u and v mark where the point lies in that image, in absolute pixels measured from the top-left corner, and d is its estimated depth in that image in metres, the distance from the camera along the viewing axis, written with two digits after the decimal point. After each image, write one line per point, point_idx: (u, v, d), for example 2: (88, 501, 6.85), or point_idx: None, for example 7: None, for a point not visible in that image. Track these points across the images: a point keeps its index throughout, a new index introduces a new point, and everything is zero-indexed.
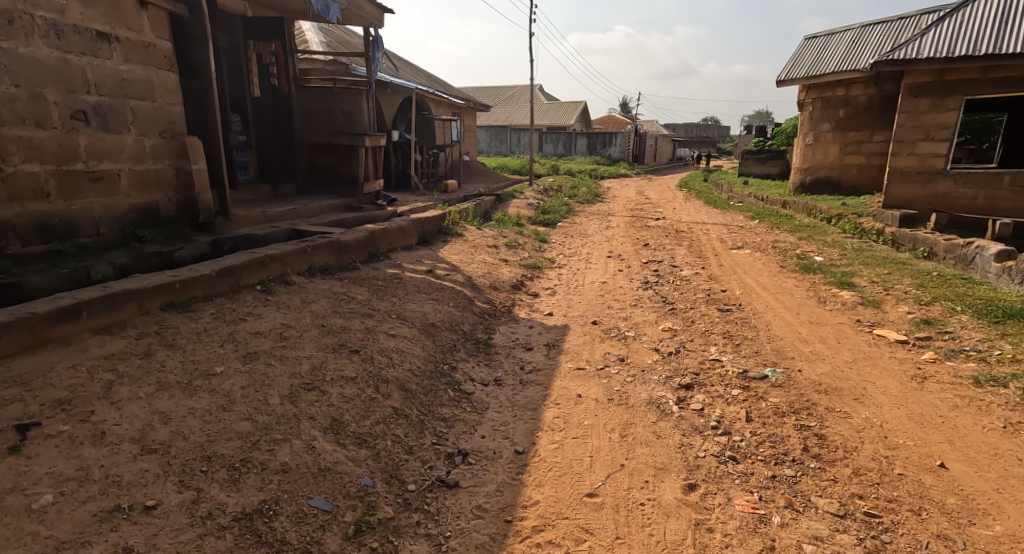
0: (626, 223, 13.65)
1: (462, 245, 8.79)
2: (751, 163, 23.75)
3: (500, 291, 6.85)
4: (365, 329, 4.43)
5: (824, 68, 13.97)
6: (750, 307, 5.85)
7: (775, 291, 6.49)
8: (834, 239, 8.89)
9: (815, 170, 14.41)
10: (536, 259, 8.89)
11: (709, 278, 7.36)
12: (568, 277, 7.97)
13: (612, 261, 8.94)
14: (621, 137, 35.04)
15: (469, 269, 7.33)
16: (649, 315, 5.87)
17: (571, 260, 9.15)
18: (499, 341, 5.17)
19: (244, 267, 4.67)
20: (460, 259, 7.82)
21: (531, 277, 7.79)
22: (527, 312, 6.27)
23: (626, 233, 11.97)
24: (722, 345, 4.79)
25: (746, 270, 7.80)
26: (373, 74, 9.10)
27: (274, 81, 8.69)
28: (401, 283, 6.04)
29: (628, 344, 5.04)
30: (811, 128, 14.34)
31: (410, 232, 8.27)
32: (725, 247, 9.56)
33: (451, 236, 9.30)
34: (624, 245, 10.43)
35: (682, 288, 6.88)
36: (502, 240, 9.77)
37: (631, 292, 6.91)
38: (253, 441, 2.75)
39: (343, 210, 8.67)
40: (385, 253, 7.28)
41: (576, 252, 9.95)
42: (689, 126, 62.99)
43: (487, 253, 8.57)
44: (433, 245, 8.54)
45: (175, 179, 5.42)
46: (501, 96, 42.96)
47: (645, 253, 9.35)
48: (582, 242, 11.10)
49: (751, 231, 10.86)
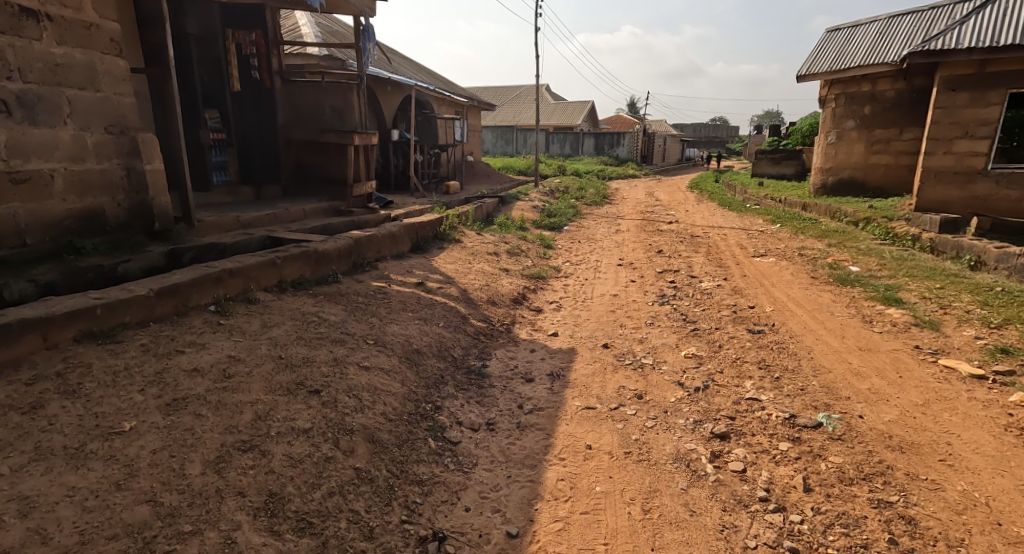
0: (637, 226, 12.91)
1: (460, 253, 8.10)
2: (765, 164, 22.91)
3: (500, 306, 6.14)
4: (332, 361, 3.71)
5: (849, 61, 13.18)
6: (783, 328, 5.12)
7: (810, 308, 5.75)
8: (868, 248, 8.13)
9: (839, 170, 13.70)
10: (540, 267, 8.17)
11: (732, 291, 6.63)
12: (576, 288, 7.27)
13: (624, 270, 8.22)
14: (629, 137, 34.27)
15: (465, 280, 6.64)
16: (668, 337, 5.15)
17: (579, 269, 8.43)
18: (494, 370, 4.46)
19: (193, 284, 3.97)
20: (457, 269, 7.14)
21: (534, 289, 7.08)
22: (529, 332, 5.56)
23: (637, 238, 11.21)
24: (756, 378, 4.06)
25: (773, 282, 7.05)
26: (364, 66, 8.45)
27: (255, 74, 8.03)
28: (385, 299, 5.33)
29: (645, 376, 4.31)
30: (835, 125, 13.63)
31: (403, 238, 7.58)
32: (746, 256, 8.80)
33: (448, 242, 8.61)
34: (636, 252, 9.69)
35: (702, 304, 6.15)
36: (504, 247, 9.06)
37: (645, 308, 6.19)
38: (145, 540, 2.09)
39: (331, 215, 8.04)
40: (372, 262, 6.58)
41: (584, 259, 9.25)
42: (698, 127, 62.03)
43: (487, 262, 7.87)
44: (428, 253, 7.86)
45: (124, 181, 4.71)
46: (507, 96, 42.24)
47: (658, 261, 8.62)
48: (590, 248, 10.38)
49: (773, 237, 10.11)
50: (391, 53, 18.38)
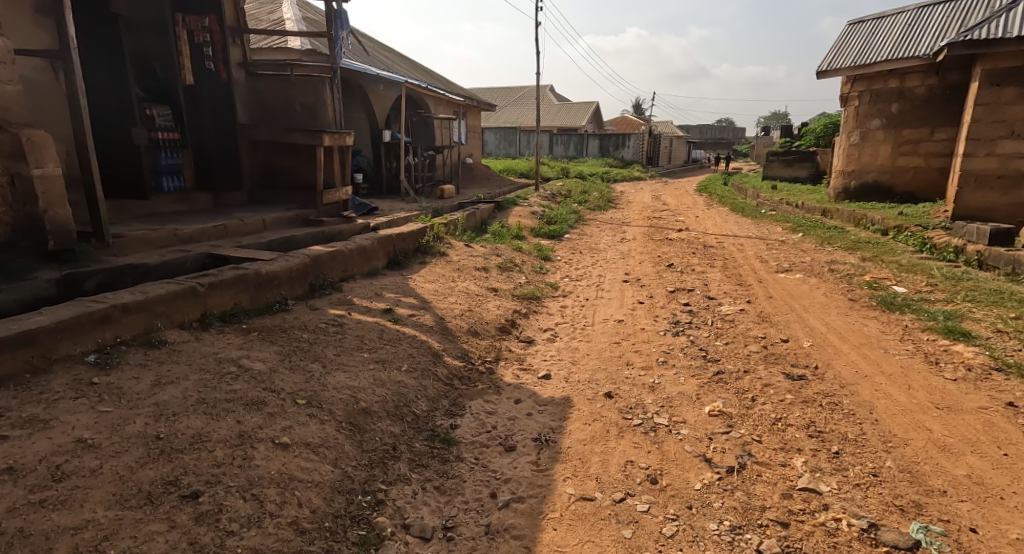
0: (645, 234, 11.92)
1: (443, 269, 7.14)
2: (777, 166, 21.89)
3: (482, 338, 5.17)
4: (235, 436, 2.73)
5: (876, 56, 12.26)
6: (830, 372, 4.13)
7: (856, 342, 4.75)
8: (910, 263, 7.15)
9: (863, 173, 12.84)
10: (535, 286, 7.18)
11: (758, 318, 5.62)
12: (575, 313, 6.28)
13: (630, 289, 7.22)
14: (635, 139, 33.27)
15: (442, 304, 5.66)
16: (684, 384, 4.16)
17: (579, 287, 7.44)
18: (465, 435, 3.51)
19: (62, 329, 3.04)
20: (436, 289, 6.18)
21: (526, 313, 6.10)
22: (514, 374, 4.58)
23: (645, 249, 10.21)
24: (806, 451, 3.08)
25: (805, 305, 6.06)
26: (339, 59, 7.55)
27: (209, 65, 7.04)
28: (339, 333, 4.37)
29: (660, 445, 3.34)
30: (859, 125, 12.77)
31: (376, 253, 6.64)
32: (769, 272, 7.79)
33: (432, 256, 7.65)
34: (644, 265, 8.72)
35: (725, 336, 5.15)
36: (495, 260, 8.08)
37: (655, 341, 5.20)
38: None
39: (299, 226, 7.14)
40: (334, 284, 5.63)
41: (585, 274, 8.26)
42: (705, 129, 60.92)
43: (474, 280, 6.90)
44: (407, 269, 6.92)
45: (5, 191, 3.75)
46: (510, 97, 41.32)
47: (670, 278, 7.63)
48: (593, 260, 9.41)
49: (796, 249, 9.14)
50: (385, 51, 17.53)
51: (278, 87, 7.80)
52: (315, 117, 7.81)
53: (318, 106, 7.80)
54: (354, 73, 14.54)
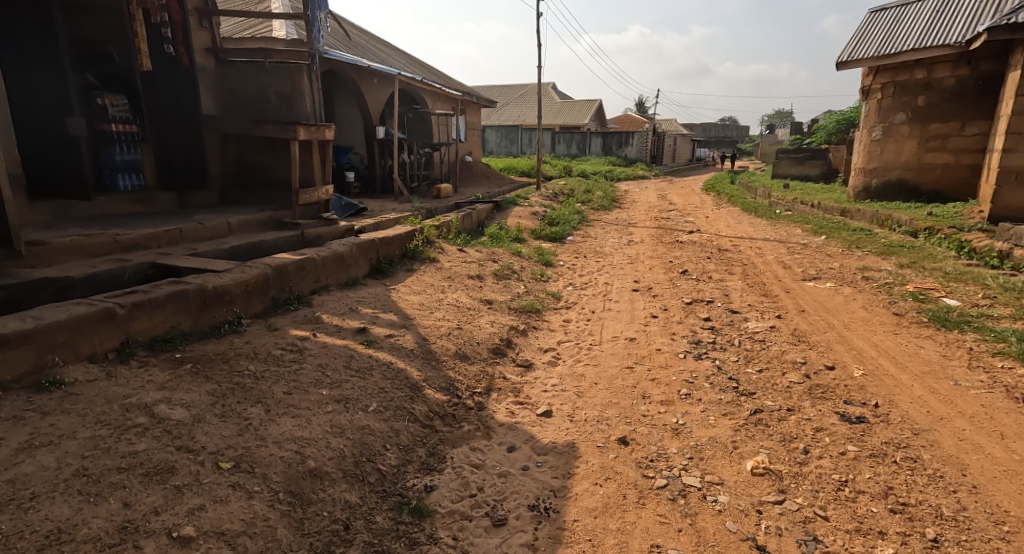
0: (653, 237, 11.14)
1: (431, 278, 6.38)
2: (788, 164, 21.09)
3: (472, 363, 4.41)
4: (113, 530, 2.06)
5: (901, 46, 11.57)
6: (896, 413, 3.39)
7: (918, 370, 3.99)
8: (956, 272, 6.39)
9: (886, 171, 12.42)
10: (535, 297, 6.43)
11: (793, 338, 4.86)
12: (581, 331, 5.53)
13: (642, 302, 6.46)
14: (638, 137, 32.56)
15: (426, 321, 4.90)
16: (716, 427, 3.40)
17: (585, 299, 6.68)
18: (443, 502, 2.77)
19: None
20: (422, 302, 5.42)
21: (525, 330, 5.35)
22: (508, 411, 3.81)
23: (655, 253, 9.44)
24: (893, 538, 2.38)
25: (843, 321, 5.30)
26: (316, 43, 6.76)
27: (168, 49, 6.26)
28: (297, 361, 3.61)
29: (692, 516, 2.62)
30: (881, 119, 12.30)
31: (355, 260, 5.87)
32: (795, 281, 7.02)
33: (420, 262, 6.89)
34: (655, 271, 7.97)
35: (757, 361, 4.39)
36: (491, 267, 7.32)
37: (675, 367, 4.44)
38: None
39: (271, 229, 6.41)
40: (302, 297, 4.87)
41: (591, 282, 7.50)
42: (709, 128, 60.02)
43: (466, 291, 6.14)
44: (391, 278, 6.15)
45: None
46: (512, 95, 40.53)
47: (686, 288, 6.86)
48: (598, 265, 8.67)
49: (821, 254, 8.39)
50: (383, 44, 16.89)
51: (250, 75, 7.03)
52: (292, 108, 7.05)
53: (295, 96, 7.01)
54: (347, 65, 13.84)
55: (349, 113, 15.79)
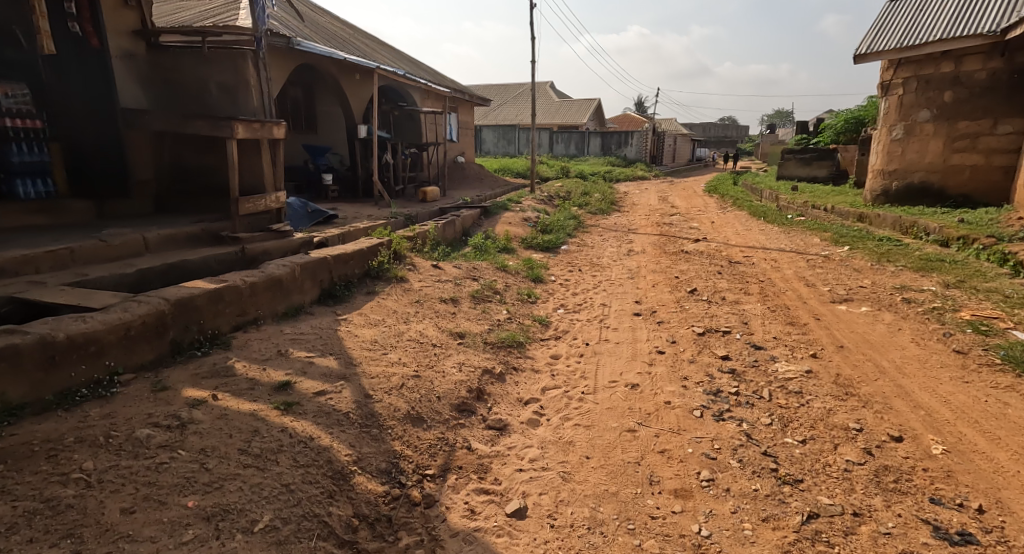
0: (655, 246, 10.15)
1: (396, 305, 5.39)
2: (794, 164, 20.12)
3: (428, 429, 3.41)
4: None
5: (927, 36, 10.70)
6: (1014, 527, 2.48)
7: (1016, 446, 3.04)
8: (1017, 297, 5.46)
9: (907, 173, 11.54)
10: (519, 327, 5.44)
11: (837, 387, 3.87)
12: (571, 374, 4.53)
13: (644, 333, 5.48)
14: (638, 137, 31.59)
15: (374, 366, 3.89)
16: (756, 546, 2.49)
17: (579, 328, 5.71)
18: None
19: None
20: (377, 338, 4.42)
21: (503, 375, 4.35)
22: (469, 507, 2.84)
23: (658, 266, 8.47)
24: None
25: (895, 360, 4.35)
26: (259, 26, 5.80)
27: (74, 27, 5.17)
28: (182, 439, 2.64)
29: None
30: (903, 118, 11.44)
31: (298, 284, 4.85)
32: (822, 305, 6.05)
33: (385, 283, 5.90)
34: (659, 289, 7.02)
35: (797, 426, 3.38)
36: (470, 286, 6.35)
37: (691, 432, 3.44)
38: None
39: (205, 245, 5.42)
40: (222, 338, 3.88)
41: (585, 305, 6.52)
42: (708, 128, 59.09)
43: (436, 320, 5.15)
44: (345, 305, 5.15)
45: None
46: (508, 94, 39.52)
47: (696, 314, 5.88)
48: (595, 281, 7.72)
49: (848, 270, 7.44)
50: (367, 39, 15.96)
51: (186, 62, 6.03)
52: (235, 101, 6.06)
53: (239, 88, 6.01)
54: (326, 60, 12.87)
55: (330, 111, 14.85)
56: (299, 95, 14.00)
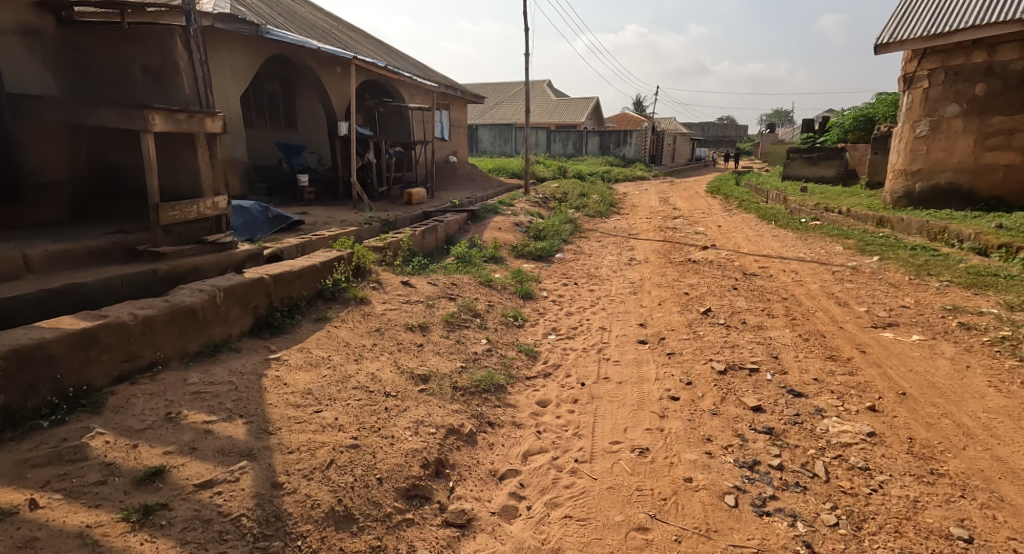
0: (659, 254, 9.20)
1: (349, 337, 4.41)
2: (800, 164, 19.17)
3: (358, 534, 2.44)
4: None
5: (958, 22, 9.79)
6: None
7: None
8: None
9: (933, 173, 10.58)
10: (500, 364, 4.48)
11: (917, 461, 2.89)
12: (562, 432, 3.59)
13: (652, 369, 4.53)
14: (637, 136, 30.55)
15: (297, 433, 2.90)
16: None
17: (573, 362, 4.76)
18: None
19: None
20: (311, 386, 3.44)
21: (474, 436, 3.39)
22: None
23: (663, 278, 7.52)
24: None
25: (979, 413, 3.39)
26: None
27: None
28: None
29: None
30: (928, 113, 10.51)
31: (219, 314, 3.84)
32: (862, 331, 5.10)
33: (340, 306, 4.93)
34: (667, 309, 6.07)
35: (876, 531, 2.50)
36: (444, 308, 5.39)
37: (729, 537, 2.54)
38: None
39: (114, 263, 4.44)
40: (91, 395, 2.90)
41: (581, 331, 5.56)
42: (708, 129, 58.18)
43: (396, 358, 4.19)
44: (283, 338, 4.18)
45: None
46: (505, 92, 38.56)
47: (713, 344, 4.93)
48: (592, 298, 6.77)
49: (882, 286, 6.49)
50: (351, 32, 15.03)
51: (107, 43, 5.06)
52: (164, 90, 5.07)
53: (166, 72, 5.00)
54: (301, 51, 11.89)
55: (312, 108, 13.90)
56: (277, 90, 13.05)
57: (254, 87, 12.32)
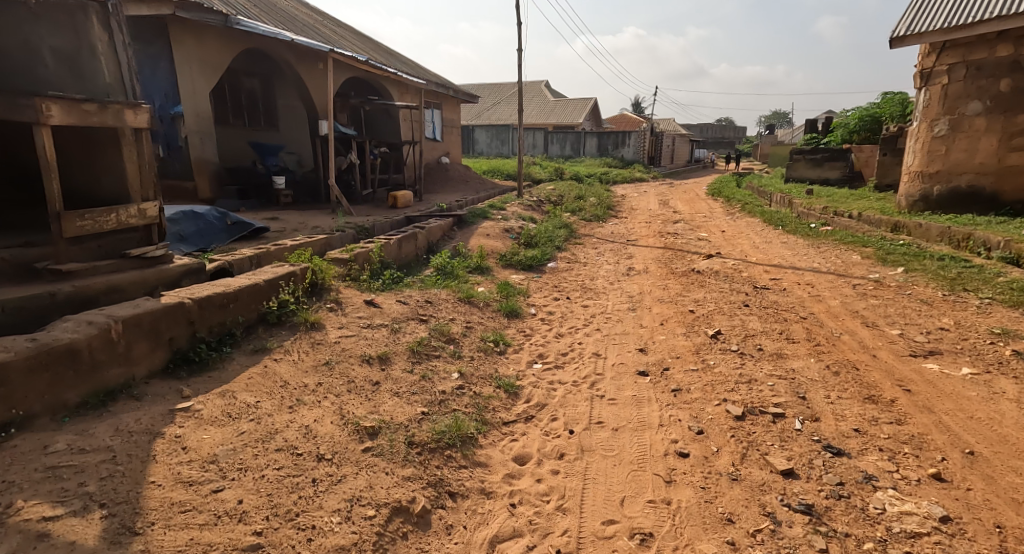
0: (660, 263, 8.46)
1: (289, 375, 3.65)
2: (804, 166, 18.41)
3: None
4: None
5: (983, 13, 9.04)
6: None
7: None
8: None
9: (952, 176, 9.84)
10: (472, 408, 3.72)
11: None
12: (543, 506, 2.85)
13: (654, 413, 3.77)
14: (636, 137, 29.63)
15: (175, 531, 2.16)
16: None
17: (561, 401, 4.01)
18: None
19: None
20: (217, 449, 2.65)
21: (427, 517, 2.65)
22: None
23: (666, 292, 6.78)
24: None
25: None
26: None
27: None
28: None
29: None
30: (948, 110, 9.78)
31: (116, 353, 3.07)
32: (900, 362, 4.35)
33: (286, 333, 4.17)
34: (671, 332, 5.31)
35: None
36: (412, 334, 4.63)
37: None
38: None
39: (4, 283, 3.73)
40: None
41: (573, 358, 4.80)
42: (706, 130, 57.55)
43: (342, 403, 3.42)
44: (204, 378, 3.40)
45: None
46: (501, 92, 37.79)
47: (726, 378, 4.18)
48: (586, 316, 6.01)
49: (912, 303, 5.75)
50: (336, 27, 14.32)
51: None
52: (83, 76, 4.21)
53: (80, 54, 4.18)
54: (279, 44, 11.13)
55: (294, 107, 13.17)
56: (256, 87, 12.30)
57: (230, 83, 11.59)
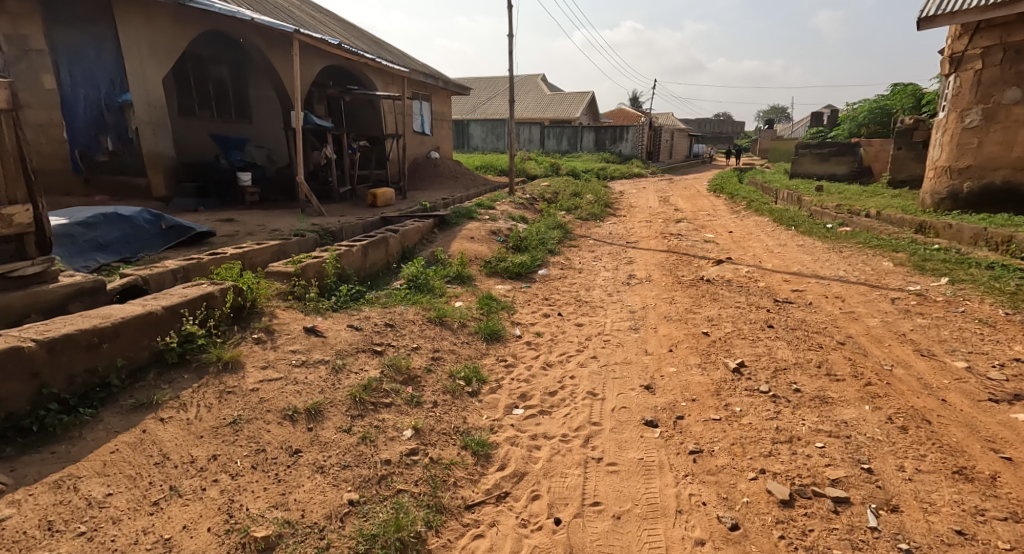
0: (664, 270, 7.48)
1: (174, 444, 2.69)
2: (811, 160, 17.42)
3: None
4: None
5: None
6: None
7: None
8: None
9: (986, 171, 8.90)
10: (424, 487, 2.75)
11: None
12: None
13: (667, 489, 2.82)
14: (633, 133, 28.66)
15: None
16: None
17: (545, 468, 3.05)
18: None
19: None
20: None
21: None
22: None
23: (674, 308, 5.79)
24: None
25: None
26: None
27: None
28: None
29: None
30: (981, 99, 8.84)
31: None
32: (980, 410, 3.39)
33: (187, 377, 3.19)
34: (683, 363, 4.33)
35: None
36: (358, 372, 3.64)
37: None
38: None
39: None
40: None
41: (562, 400, 3.82)
42: (705, 125, 56.52)
43: (237, 492, 2.48)
44: (45, 461, 2.47)
45: None
46: (496, 85, 36.64)
47: (760, 434, 3.21)
48: (578, 339, 5.03)
49: (969, 324, 4.80)
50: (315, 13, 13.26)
51: None
52: None
53: None
54: (245, 25, 10.08)
55: (267, 97, 12.13)
56: (225, 75, 11.28)
57: (195, 69, 10.57)
